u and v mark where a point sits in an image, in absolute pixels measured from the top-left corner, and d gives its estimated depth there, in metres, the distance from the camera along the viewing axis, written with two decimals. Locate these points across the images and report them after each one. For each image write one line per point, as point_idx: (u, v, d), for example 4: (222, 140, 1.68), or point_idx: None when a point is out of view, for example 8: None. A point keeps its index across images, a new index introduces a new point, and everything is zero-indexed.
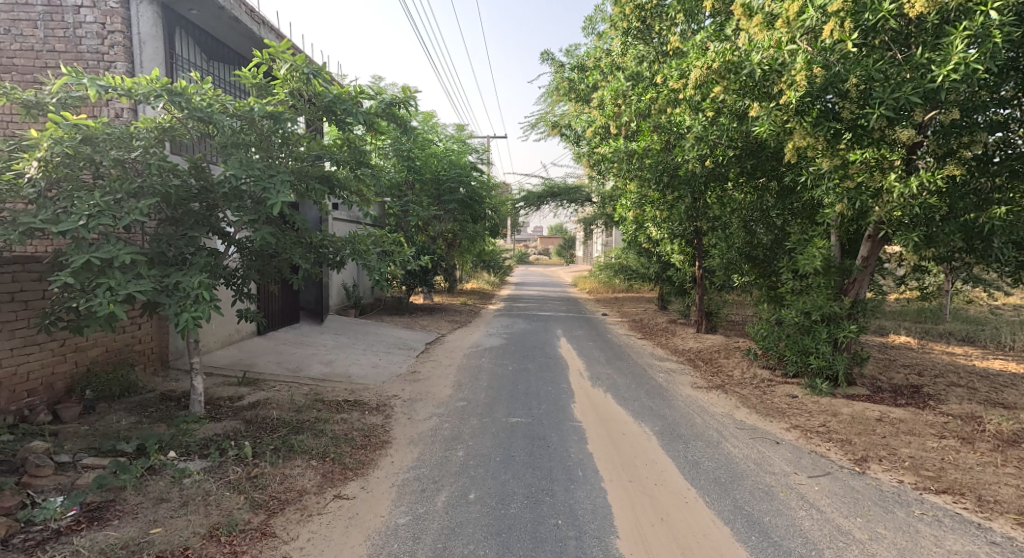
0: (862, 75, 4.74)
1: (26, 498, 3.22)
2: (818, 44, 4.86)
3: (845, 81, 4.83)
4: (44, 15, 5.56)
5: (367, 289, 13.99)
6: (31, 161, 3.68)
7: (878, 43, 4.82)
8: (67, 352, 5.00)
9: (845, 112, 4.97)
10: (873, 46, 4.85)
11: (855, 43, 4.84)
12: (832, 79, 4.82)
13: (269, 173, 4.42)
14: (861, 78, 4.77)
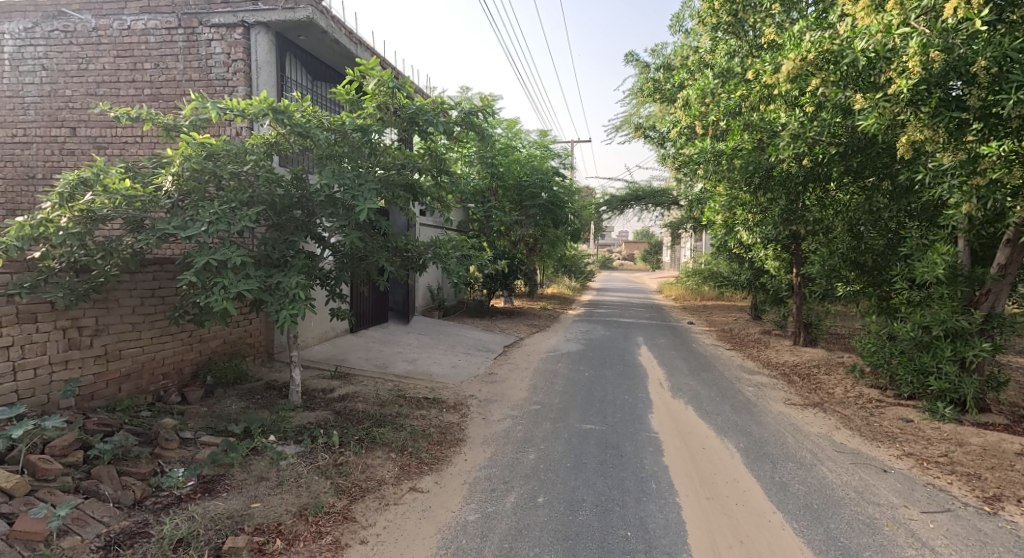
0: (994, 57, 4.27)
1: (157, 466, 3.69)
2: (938, 26, 4.44)
3: (972, 63, 4.40)
4: (183, 49, 6.38)
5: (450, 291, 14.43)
6: (168, 177, 4.22)
7: (1017, 19, 4.36)
8: (193, 341, 5.66)
9: (973, 99, 4.48)
10: (1010, 23, 4.40)
11: (986, 21, 4.40)
12: (956, 62, 4.40)
13: (359, 182, 4.75)
14: (993, 60, 4.30)
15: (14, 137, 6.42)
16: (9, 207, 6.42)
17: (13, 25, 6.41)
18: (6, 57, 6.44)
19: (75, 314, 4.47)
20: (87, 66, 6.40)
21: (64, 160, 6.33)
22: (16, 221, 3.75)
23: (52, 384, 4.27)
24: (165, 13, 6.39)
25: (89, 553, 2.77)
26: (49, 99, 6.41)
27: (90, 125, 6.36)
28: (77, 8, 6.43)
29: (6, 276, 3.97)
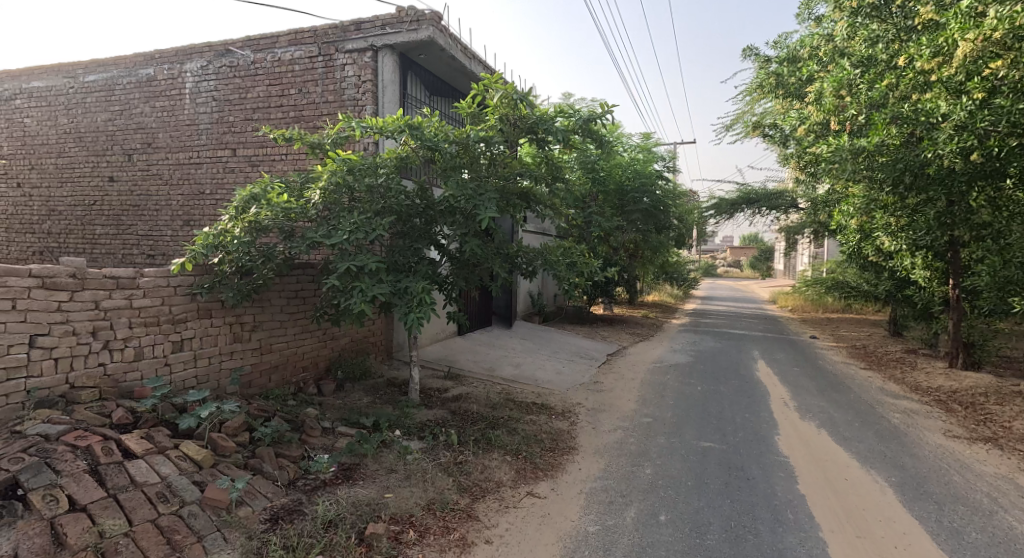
0: None
1: (304, 451, 4.09)
2: None
3: None
4: (323, 75, 7.05)
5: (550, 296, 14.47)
6: (317, 191, 4.67)
7: None
8: (327, 339, 6.21)
9: None
10: None
11: None
12: None
13: (479, 192, 4.96)
14: None
15: (189, 159, 7.47)
16: (183, 219, 7.47)
17: (194, 64, 7.50)
18: (185, 91, 7.51)
19: (239, 312, 5.11)
20: (246, 96, 7.29)
21: (228, 178, 7.27)
22: (202, 232, 4.39)
23: (221, 371, 4.91)
24: (307, 43, 7.11)
25: (258, 524, 3.13)
26: (217, 125, 7.38)
27: (248, 146, 7.23)
28: (240, 46, 7.36)
29: (190, 278, 4.64)
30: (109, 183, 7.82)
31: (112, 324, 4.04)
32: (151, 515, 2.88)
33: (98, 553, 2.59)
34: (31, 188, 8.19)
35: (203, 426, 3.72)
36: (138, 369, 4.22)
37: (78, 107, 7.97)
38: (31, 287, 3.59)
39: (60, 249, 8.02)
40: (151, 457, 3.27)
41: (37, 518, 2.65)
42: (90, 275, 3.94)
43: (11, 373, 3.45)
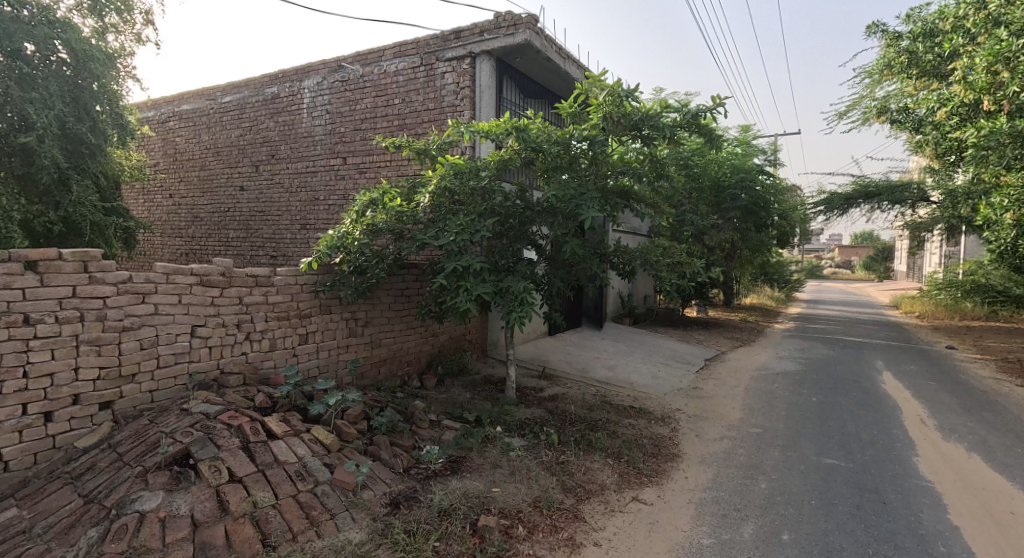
0: None
1: (415, 441, 4.34)
2: None
3: None
4: (424, 83, 7.28)
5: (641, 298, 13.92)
6: (426, 194, 4.89)
7: None
8: (429, 335, 6.45)
9: None
10: None
11: None
12: None
13: (580, 191, 4.95)
14: None
15: (306, 168, 8.11)
16: (301, 223, 8.13)
17: (312, 80, 8.11)
18: (304, 105, 8.15)
19: (354, 308, 5.47)
20: (355, 108, 7.76)
21: (340, 185, 7.80)
22: (327, 233, 4.76)
23: (339, 363, 5.31)
24: (410, 55, 7.39)
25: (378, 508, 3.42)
26: (332, 136, 7.92)
27: (357, 155, 7.68)
28: (351, 61, 7.83)
29: (315, 277, 5.05)
30: (241, 192, 8.71)
31: (252, 318, 4.54)
32: (291, 491, 3.35)
33: (252, 520, 3.11)
34: (181, 198, 9.35)
35: (329, 412, 4.13)
36: (272, 358, 4.71)
37: (217, 126, 8.95)
38: (191, 284, 4.16)
39: (203, 251, 9.11)
40: (289, 439, 3.75)
41: (206, 485, 3.20)
42: (236, 274, 4.45)
43: (177, 358, 4.07)
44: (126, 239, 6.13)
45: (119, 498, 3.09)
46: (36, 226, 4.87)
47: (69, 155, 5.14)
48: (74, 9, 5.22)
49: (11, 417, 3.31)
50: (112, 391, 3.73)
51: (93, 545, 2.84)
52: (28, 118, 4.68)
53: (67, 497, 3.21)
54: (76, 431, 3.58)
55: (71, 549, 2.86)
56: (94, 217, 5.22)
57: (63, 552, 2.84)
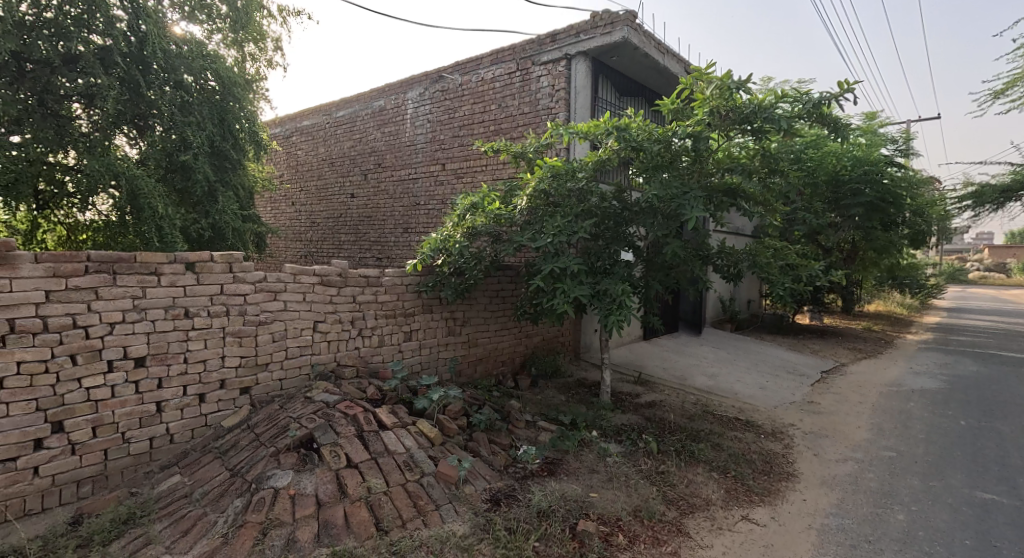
0: None
1: (512, 440, 4.44)
2: None
3: None
4: (521, 87, 7.23)
5: (745, 303, 13.02)
6: (523, 197, 4.96)
7: None
8: (523, 336, 6.49)
9: None
10: None
11: None
12: None
13: (683, 190, 4.77)
14: None
15: (409, 175, 8.48)
16: (404, 227, 8.55)
17: (415, 91, 8.41)
18: (407, 116, 8.50)
19: (453, 308, 5.65)
20: (454, 116, 7.88)
21: (440, 190, 8.06)
22: (430, 236, 4.96)
23: (439, 360, 5.52)
24: (507, 60, 7.34)
25: (480, 504, 3.57)
26: (432, 144, 8.16)
27: (455, 161, 7.86)
28: (451, 71, 7.92)
29: (418, 278, 5.28)
30: (351, 199, 9.36)
31: (365, 316, 4.86)
32: (400, 480, 3.58)
33: (367, 504, 3.37)
34: (301, 205, 10.24)
35: (433, 407, 4.33)
36: (381, 353, 5.01)
37: (332, 138, 9.67)
38: (313, 284, 4.53)
39: (320, 253, 9.93)
40: (397, 430, 3.99)
41: (327, 468, 3.53)
42: (351, 274, 4.78)
43: (302, 350, 4.46)
44: (258, 242, 6.79)
45: (258, 474, 3.48)
46: (190, 232, 5.51)
47: (216, 169, 5.81)
48: (221, 42, 5.87)
49: (175, 396, 3.83)
50: (250, 377, 4.18)
51: (238, 513, 3.23)
52: (187, 139, 5.34)
53: (217, 469, 3.65)
54: (223, 412, 4.07)
55: (221, 515, 3.27)
56: (234, 223, 5.79)
57: (214, 517, 3.25)
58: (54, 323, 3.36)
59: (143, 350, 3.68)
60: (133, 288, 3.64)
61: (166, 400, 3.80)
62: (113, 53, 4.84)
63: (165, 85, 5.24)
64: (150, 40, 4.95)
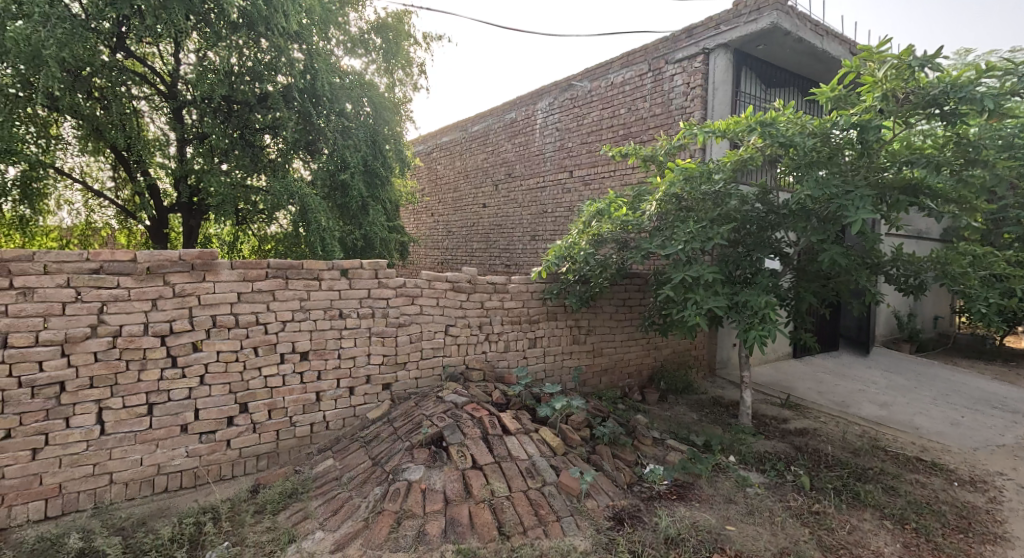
0: None
1: (637, 457, 4.27)
2: None
3: None
4: (652, 89, 6.90)
5: (930, 319, 10.96)
6: (652, 202, 4.73)
7: None
8: (651, 347, 6.20)
9: None
10: None
11: None
12: None
13: (846, 189, 4.17)
14: None
15: (537, 184, 8.57)
16: (533, 235, 8.67)
17: (545, 101, 8.46)
18: (537, 126, 8.58)
19: (577, 316, 5.57)
20: (582, 122, 7.77)
21: (567, 198, 8.02)
22: (555, 244, 5.00)
23: (563, 368, 5.50)
24: (638, 62, 7.03)
25: (603, 523, 3.50)
26: (560, 152, 8.16)
27: (582, 167, 7.76)
28: (579, 78, 7.82)
29: (543, 285, 5.32)
30: (484, 209, 9.76)
31: (491, 321, 5.03)
32: (522, 486, 3.65)
33: (491, 506, 3.50)
34: (440, 216, 10.94)
35: (556, 416, 4.33)
36: (506, 358, 5.13)
37: (468, 152, 10.18)
38: (446, 289, 4.80)
39: (456, 260, 10.51)
40: (520, 436, 4.05)
41: (455, 466, 3.71)
42: (480, 281, 4.98)
43: (435, 351, 4.76)
44: (402, 250, 7.41)
45: (394, 465, 3.78)
46: (347, 242, 6.19)
47: (368, 185, 6.48)
48: (375, 71, 6.59)
49: (330, 387, 4.33)
50: (391, 374, 4.57)
51: (378, 500, 3.55)
52: (346, 160, 6.03)
53: (362, 457, 4.03)
54: (368, 404, 4.50)
55: (364, 499, 3.61)
56: (382, 234, 6.38)
57: (359, 501, 3.61)
58: (243, 320, 3.98)
59: (307, 346, 4.21)
60: (300, 291, 4.18)
61: (323, 391, 4.31)
62: (291, 90, 5.66)
63: (331, 113, 6.00)
64: (319, 75, 5.72)
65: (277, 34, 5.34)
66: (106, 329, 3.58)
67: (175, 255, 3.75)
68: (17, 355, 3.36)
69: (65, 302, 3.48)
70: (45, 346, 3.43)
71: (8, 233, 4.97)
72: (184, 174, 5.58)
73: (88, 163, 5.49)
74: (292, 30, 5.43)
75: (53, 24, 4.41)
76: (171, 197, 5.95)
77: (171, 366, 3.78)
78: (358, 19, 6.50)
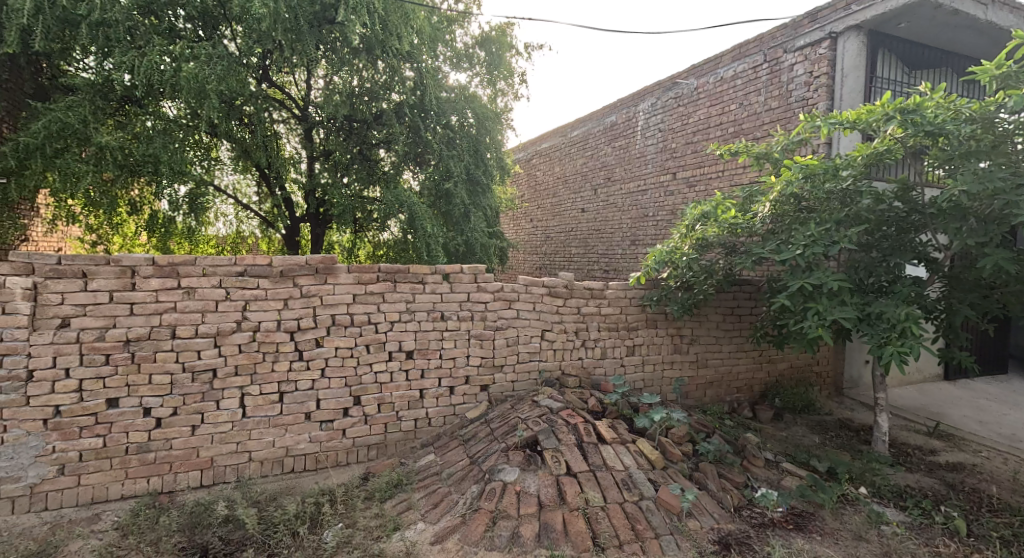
0: None
1: (746, 479, 3.92)
2: None
3: None
4: (768, 81, 6.35)
5: None
6: (765, 203, 4.40)
7: None
8: (764, 361, 5.70)
9: None
10: None
11: None
12: None
13: (1016, 182, 3.52)
14: None
15: (638, 187, 8.27)
16: (633, 240, 8.39)
17: (647, 102, 8.14)
18: (638, 128, 8.30)
19: (680, 324, 5.28)
20: (688, 122, 7.37)
21: (671, 201, 7.65)
22: (655, 248, 4.78)
23: (663, 379, 5.24)
24: (752, 54, 6.53)
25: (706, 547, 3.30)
26: (663, 154, 7.80)
27: (687, 169, 7.36)
28: (685, 76, 7.45)
29: (643, 291, 5.12)
30: (583, 214, 9.65)
31: (589, 327, 4.95)
32: (618, 498, 3.54)
33: (585, 515, 3.43)
34: (540, 223, 11.02)
35: (655, 428, 4.14)
36: (602, 365, 5.01)
37: (567, 158, 10.14)
38: (543, 294, 4.83)
39: (555, 266, 10.48)
40: (616, 446, 3.92)
41: (549, 471, 3.70)
42: (576, 286, 4.93)
43: (532, 356, 4.80)
44: (500, 256, 7.57)
45: (491, 465, 3.85)
46: (449, 248, 6.47)
47: (469, 193, 6.73)
48: (480, 83, 6.94)
49: (433, 385, 4.55)
50: (489, 376, 4.68)
51: (474, 498, 3.63)
52: (449, 169, 6.32)
53: (461, 455, 4.16)
54: (468, 404, 4.65)
55: (462, 496, 3.72)
56: (481, 239, 6.58)
57: (457, 497, 3.73)
58: (357, 319, 4.32)
59: (412, 345, 4.47)
60: (406, 293, 4.45)
61: (426, 389, 4.54)
62: (403, 106, 6.09)
63: (438, 125, 6.35)
64: (427, 91, 6.10)
65: (391, 56, 5.78)
66: (248, 325, 4.05)
67: (302, 260, 4.16)
68: (181, 344, 3.89)
69: (217, 299, 3.97)
70: (202, 337, 3.93)
71: (179, 242, 5.88)
72: (313, 189, 6.25)
73: (238, 180, 6.31)
74: (403, 51, 5.85)
75: (212, 61, 5.13)
76: (302, 208, 6.61)
77: (298, 359, 4.19)
78: (464, 34, 6.83)
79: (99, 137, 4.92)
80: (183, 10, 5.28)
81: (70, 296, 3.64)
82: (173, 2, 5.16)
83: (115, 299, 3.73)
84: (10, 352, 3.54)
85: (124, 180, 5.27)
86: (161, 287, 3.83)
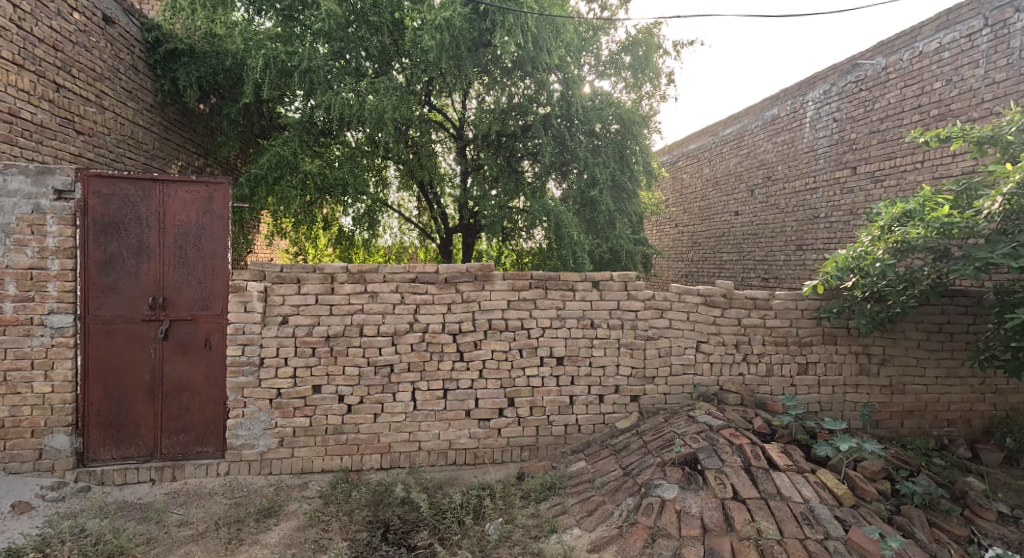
0: None
1: (972, 535, 3.50)
2: None
3: None
4: (989, 50, 5.36)
5: None
6: (995, 198, 3.68)
7: None
8: (982, 390, 4.81)
9: None
10: None
11: None
12: None
13: None
14: None
15: (806, 186, 7.53)
16: (799, 244, 7.67)
17: (817, 91, 7.37)
18: (807, 120, 7.54)
19: (867, 341, 4.67)
20: (872, 108, 6.53)
21: (848, 199, 6.87)
22: (837, 254, 4.33)
23: (845, 403, 4.67)
24: (966, 19, 5.55)
25: None
26: (838, 146, 7.02)
27: (870, 161, 6.55)
28: (870, 55, 6.60)
29: (817, 301, 4.63)
30: (736, 217, 9.04)
31: (750, 340, 4.62)
32: (798, 533, 3.26)
33: (757, 546, 3.21)
34: (686, 228, 10.56)
35: (839, 458, 3.74)
36: (769, 383, 4.64)
37: (718, 158, 9.57)
38: (697, 303, 4.62)
39: (703, 272, 9.96)
40: (792, 475, 3.61)
41: (713, 494, 3.53)
42: (736, 295, 4.63)
43: (685, 368, 4.62)
44: (646, 263, 7.42)
45: (646, 479, 3.78)
46: (596, 255, 6.51)
47: (616, 200, 6.70)
48: (624, 88, 6.87)
49: (582, 393, 4.60)
50: (639, 387, 4.61)
51: (631, 511, 3.60)
52: (595, 177, 6.36)
53: (614, 465, 4.13)
54: (617, 414, 4.62)
55: (617, 507, 3.70)
56: (628, 246, 6.50)
57: (612, 507, 3.72)
58: (511, 324, 4.53)
59: (562, 352, 4.56)
60: (556, 301, 4.56)
61: (576, 395, 4.60)
62: (551, 117, 6.29)
63: (582, 135, 6.45)
64: (575, 100, 6.22)
65: (540, 70, 5.99)
66: (418, 326, 4.48)
67: (463, 268, 4.49)
68: (366, 341, 4.42)
69: (394, 303, 4.45)
70: (382, 336, 4.44)
71: (359, 251, 6.70)
72: (466, 201, 6.69)
73: (402, 198, 6.99)
74: (553, 64, 6.00)
75: (388, 93, 5.74)
76: (455, 219, 7.14)
77: (459, 359, 4.52)
78: (610, 40, 6.82)
79: (304, 164, 5.83)
80: (366, 52, 6.03)
81: (288, 298, 4.34)
82: (358, 46, 5.95)
83: (319, 301, 4.37)
84: (249, 343, 4.31)
85: (320, 200, 6.15)
86: (353, 291, 4.40)
